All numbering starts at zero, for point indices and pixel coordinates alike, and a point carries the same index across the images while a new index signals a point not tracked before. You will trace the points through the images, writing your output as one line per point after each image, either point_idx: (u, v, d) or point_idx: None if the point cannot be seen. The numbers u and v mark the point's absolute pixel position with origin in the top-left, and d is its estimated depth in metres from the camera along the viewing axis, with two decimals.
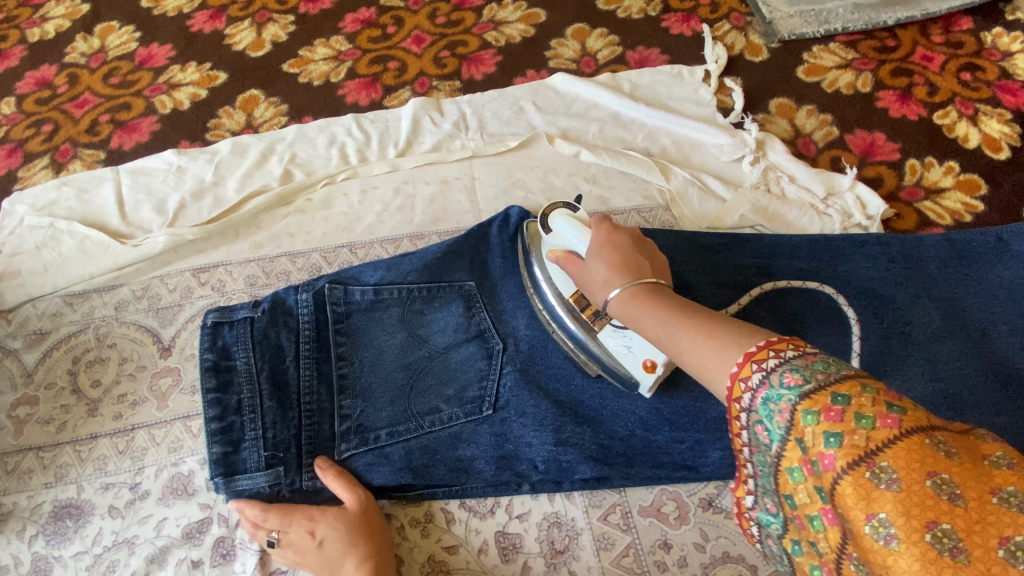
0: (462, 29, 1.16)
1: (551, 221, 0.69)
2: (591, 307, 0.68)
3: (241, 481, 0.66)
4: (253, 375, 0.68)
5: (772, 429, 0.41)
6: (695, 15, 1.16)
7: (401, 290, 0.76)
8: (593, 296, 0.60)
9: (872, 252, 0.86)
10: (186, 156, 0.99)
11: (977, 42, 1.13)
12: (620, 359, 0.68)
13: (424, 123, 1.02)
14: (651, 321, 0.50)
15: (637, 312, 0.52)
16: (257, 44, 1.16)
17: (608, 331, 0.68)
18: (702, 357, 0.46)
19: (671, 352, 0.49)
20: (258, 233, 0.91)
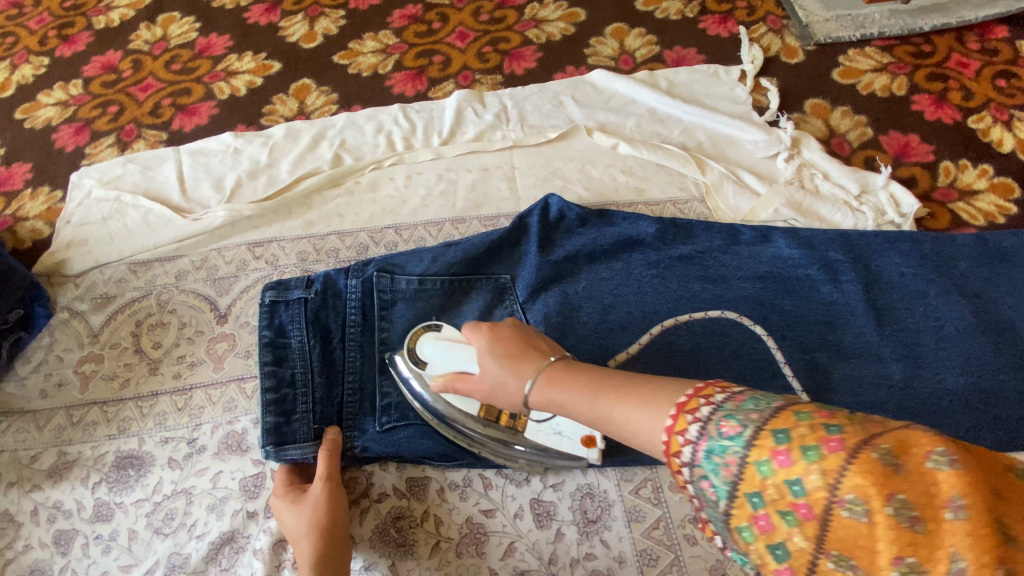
0: (504, 26, 1.21)
1: (421, 351, 0.68)
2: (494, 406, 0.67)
3: (290, 450, 0.70)
4: (304, 354, 0.74)
5: (718, 485, 0.39)
6: (732, 17, 1.19)
7: (441, 281, 0.81)
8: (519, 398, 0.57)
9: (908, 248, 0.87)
10: (243, 139, 1.05)
11: (1013, 50, 1.14)
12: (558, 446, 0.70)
13: (467, 114, 1.07)
14: (577, 397, 0.51)
15: (557, 386, 0.53)
16: (310, 36, 1.22)
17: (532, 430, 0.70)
18: (629, 418, 0.47)
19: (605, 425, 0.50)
20: (309, 212, 0.96)
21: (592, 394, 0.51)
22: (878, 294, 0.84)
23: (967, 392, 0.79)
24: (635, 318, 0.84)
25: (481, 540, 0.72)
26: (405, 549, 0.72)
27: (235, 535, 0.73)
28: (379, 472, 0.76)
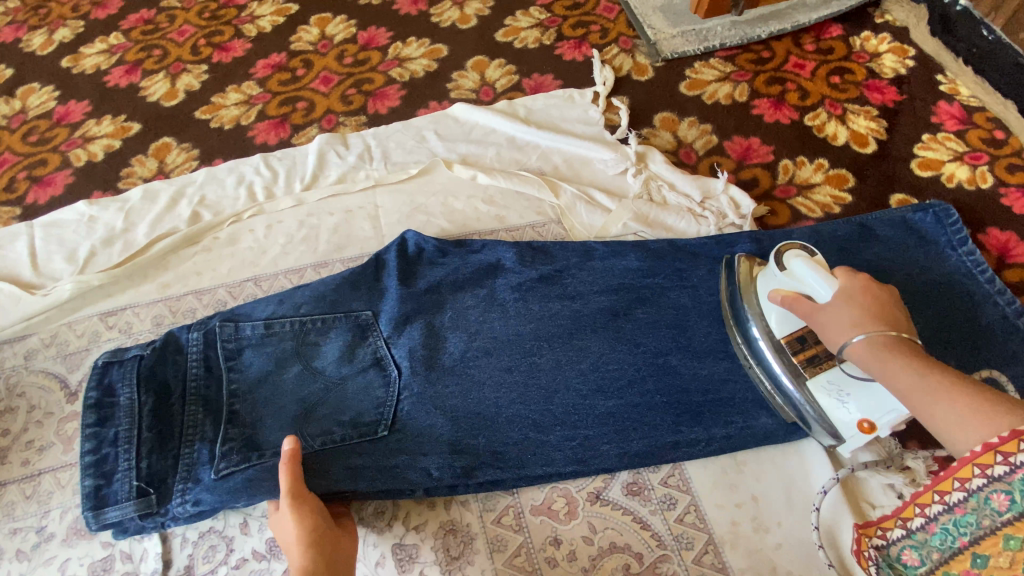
0: (368, 67, 1.23)
1: (785, 259, 0.67)
2: (806, 354, 0.67)
3: (109, 512, 0.68)
4: (133, 415, 0.71)
5: (1013, 504, 0.44)
6: (586, 41, 1.25)
7: (291, 324, 0.79)
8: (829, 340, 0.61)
9: (751, 241, 0.88)
10: (97, 205, 1.03)
11: (846, 48, 1.22)
12: (831, 412, 0.67)
13: (329, 157, 1.07)
14: (894, 369, 0.54)
15: (894, 359, 0.54)
16: (171, 94, 1.21)
17: (821, 383, 0.67)
18: (950, 415, 0.50)
19: (904, 401, 0.53)
20: (165, 273, 0.95)
21: (926, 380, 0.52)
22: None
23: None
24: (499, 337, 0.79)
25: None
26: None
27: None
28: (239, 536, 0.74)
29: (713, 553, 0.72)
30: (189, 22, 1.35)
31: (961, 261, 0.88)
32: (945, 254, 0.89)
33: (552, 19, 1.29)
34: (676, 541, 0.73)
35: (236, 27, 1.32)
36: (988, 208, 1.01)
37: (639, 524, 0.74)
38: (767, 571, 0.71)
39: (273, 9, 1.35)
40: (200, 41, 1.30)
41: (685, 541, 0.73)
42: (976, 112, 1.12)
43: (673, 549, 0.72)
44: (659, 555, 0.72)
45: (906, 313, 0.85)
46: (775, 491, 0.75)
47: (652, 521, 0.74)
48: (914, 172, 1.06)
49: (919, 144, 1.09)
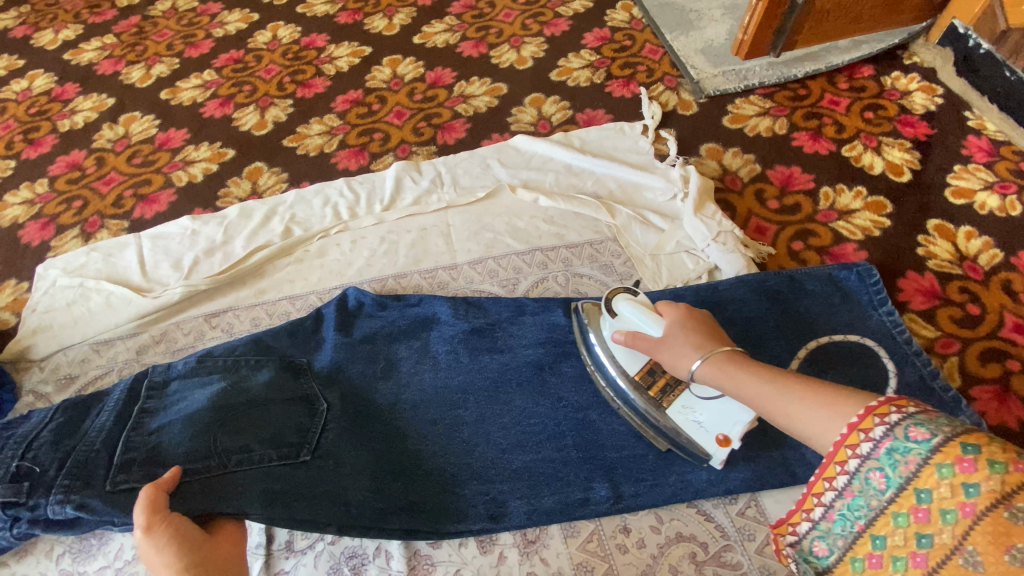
0: (436, 103, 1.36)
1: (615, 305, 0.77)
2: (658, 384, 0.76)
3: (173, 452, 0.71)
4: (205, 394, 0.74)
5: (891, 477, 0.50)
6: (634, 80, 1.37)
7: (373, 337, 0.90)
8: (677, 366, 0.69)
9: (785, 279, 0.96)
10: (200, 220, 1.15)
11: (878, 86, 1.32)
12: (690, 433, 0.76)
13: (405, 182, 1.18)
14: (743, 381, 0.62)
15: (747, 372, 0.62)
16: (260, 124, 1.35)
17: (677, 411, 0.76)
18: (810, 414, 0.57)
19: (761, 407, 0.61)
20: (261, 281, 1.05)
21: (769, 383, 0.61)
22: (776, 311, 0.93)
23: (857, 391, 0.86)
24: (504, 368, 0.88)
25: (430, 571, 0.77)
26: None
27: None
28: None
29: (775, 545, 0.77)
30: (275, 62, 1.51)
31: (882, 320, 0.92)
32: (867, 313, 0.93)
33: (602, 61, 1.42)
34: (739, 533, 0.78)
35: (316, 66, 1.48)
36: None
37: (703, 516, 0.79)
38: None
39: (349, 51, 1.51)
40: (285, 78, 1.46)
41: (747, 533, 0.78)
42: (1003, 146, 1.20)
43: (735, 540, 0.77)
44: (723, 545, 0.77)
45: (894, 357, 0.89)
46: None
47: (715, 513, 0.79)
48: (949, 200, 1.13)
49: (951, 174, 1.16)
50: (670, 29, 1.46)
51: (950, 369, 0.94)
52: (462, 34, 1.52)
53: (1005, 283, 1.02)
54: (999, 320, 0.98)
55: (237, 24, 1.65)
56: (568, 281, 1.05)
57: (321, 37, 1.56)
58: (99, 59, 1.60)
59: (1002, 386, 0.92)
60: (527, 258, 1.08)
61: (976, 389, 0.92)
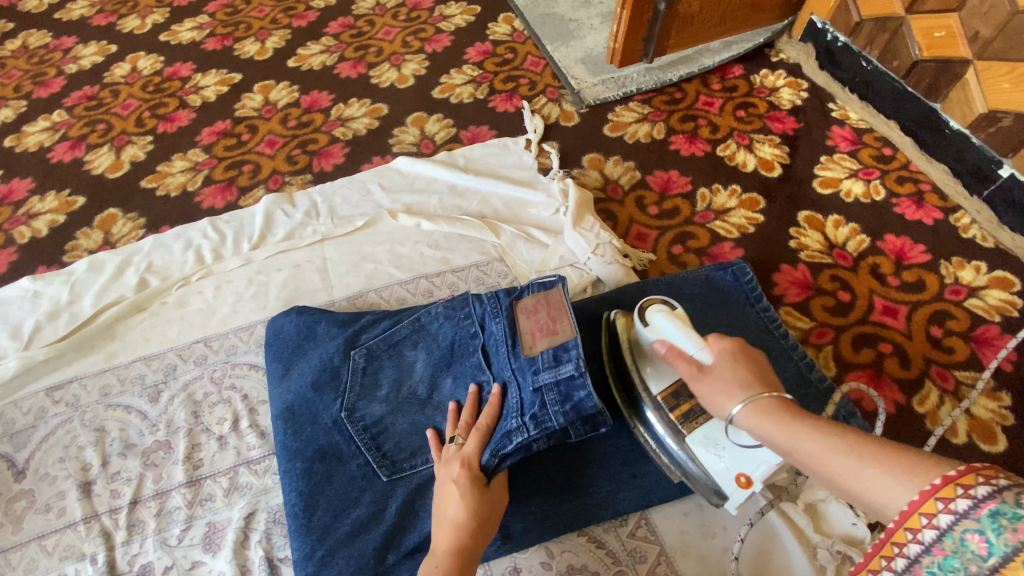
0: (312, 129, 1.29)
1: (648, 315, 0.65)
2: (681, 409, 0.65)
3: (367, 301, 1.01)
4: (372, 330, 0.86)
5: (995, 543, 0.35)
6: (517, 93, 1.36)
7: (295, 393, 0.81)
8: (713, 409, 0.56)
9: (664, 285, 0.96)
10: (42, 280, 1.03)
11: (748, 85, 1.36)
12: (710, 467, 0.64)
13: (277, 217, 1.10)
14: (794, 432, 0.49)
15: (794, 423, 0.50)
16: (116, 165, 1.24)
17: (696, 440, 0.64)
18: (882, 482, 0.42)
19: (811, 464, 0.48)
20: (113, 342, 0.95)
21: (816, 437, 0.48)
22: None
23: None
24: (395, 401, 0.78)
25: None
26: None
27: None
28: None
29: (665, 564, 0.76)
30: (133, 96, 1.39)
31: (759, 317, 0.93)
32: (746, 311, 0.94)
33: (484, 75, 1.40)
34: (631, 556, 0.76)
35: (180, 98, 1.37)
36: (884, 218, 1.13)
37: (594, 543, 0.77)
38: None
39: (217, 79, 1.41)
40: (145, 113, 1.34)
41: (638, 555, 0.76)
42: (865, 134, 1.26)
43: (628, 565, 0.76)
44: (616, 572, 0.76)
45: (779, 353, 0.89)
46: None
47: (606, 539, 0.78)
48: (817, 190, 1.17)
49: (818, 166, 1.21)
50: (551, 39, 1.45)
51: (825, 359, 0.97)
52: (340, 55, 1.46)
53: (871, 267, 1.07)
54: (869, 304, 1.02)
55: (92, 58, 1.51)
56: None
57: (185, 66, 1.45)
58: None
59: (876, 369, 0.95)
60: (411, 287, 1.03)
61: (851, 374, 0.95)
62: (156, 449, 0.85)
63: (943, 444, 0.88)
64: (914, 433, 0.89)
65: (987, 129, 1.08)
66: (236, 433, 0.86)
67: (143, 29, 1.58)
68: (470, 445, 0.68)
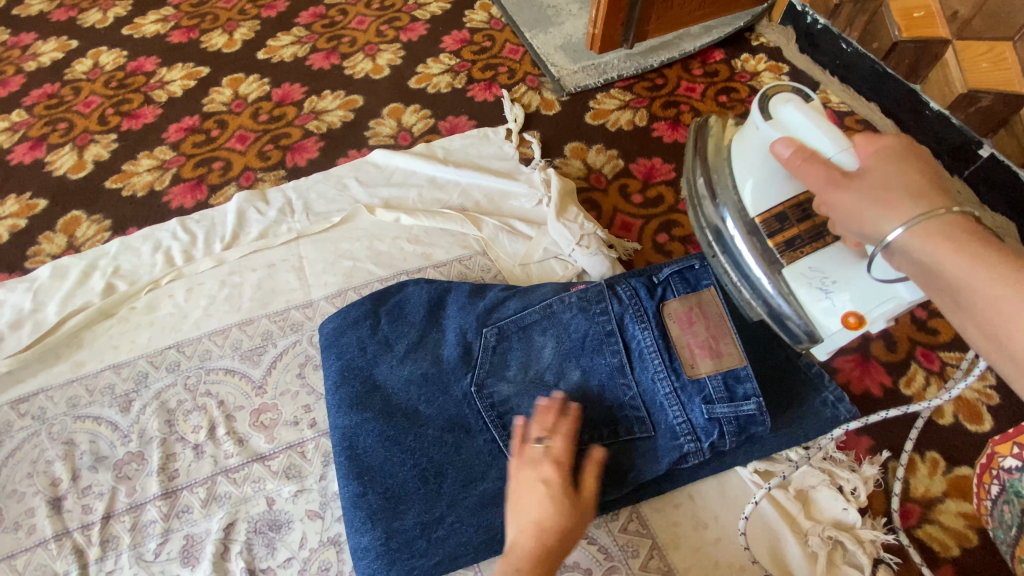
0: (284, 122, 1.25)
1: (773, 106, 0.51)
2: (785, 236, 0.52)
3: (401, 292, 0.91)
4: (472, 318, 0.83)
5: None
6: (496, 82, 1.32)
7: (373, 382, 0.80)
8: (856, 222, 0.46)
9: None
10: (2, 288, 0.98)
11: (729, 69, 1.35)
12: (809, 301, 0.52)
13: (249, 215, 1.06)
14: (974, 273, 0.40)
15: (975, 262, 0.40)
16: (79, 166, 1.18)
17: (802, 271, 0.52)
18: None
19: (969, 309, 0.41)
20: (80, 351, 0.91)
21: (1009, 284, 0.39)
22: None
23: None
24: (523, 387, 0.77)
25: None
26: None
27: None
28: None
29: (658, 558, 0.75)
30: (96, 93, 1.33)
31: None
32: None
33: (461, 64, 1.36)
34: (622, 551, 0.75)
35: (145, 93, 1.32)
36: None
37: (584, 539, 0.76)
38: (710, 567, 0.74)
39: (183, 73, 1.36)
40: (108, 110, 1.29)
41: (630, 549, 0.75)
42: (847, 117, 1.25)
43: (620, 560, 0.75)
44: (608, 567, 0.74)
45: None
46: (710, 486, 0.79)
47: (597, 534, 0.76)
48: None
49: None
50: (529, 27, 1.42)
51: None
52: (311, 46, 1.41)
53: None
54: None
55: (52, 54, 1.44)
56: None
57: (150, 61, 1.40)
58: None
59: (863, 353, 0.94)
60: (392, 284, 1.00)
61: (839, 359, 0.93)
62: (128, 461, 0.82)
63: (930, 425, 0.85)
64: (901, 415, 0.86)
65: (967, 108, 1.07)
66: (212, 441, 0.83)
67: (104, 23, 1.51)
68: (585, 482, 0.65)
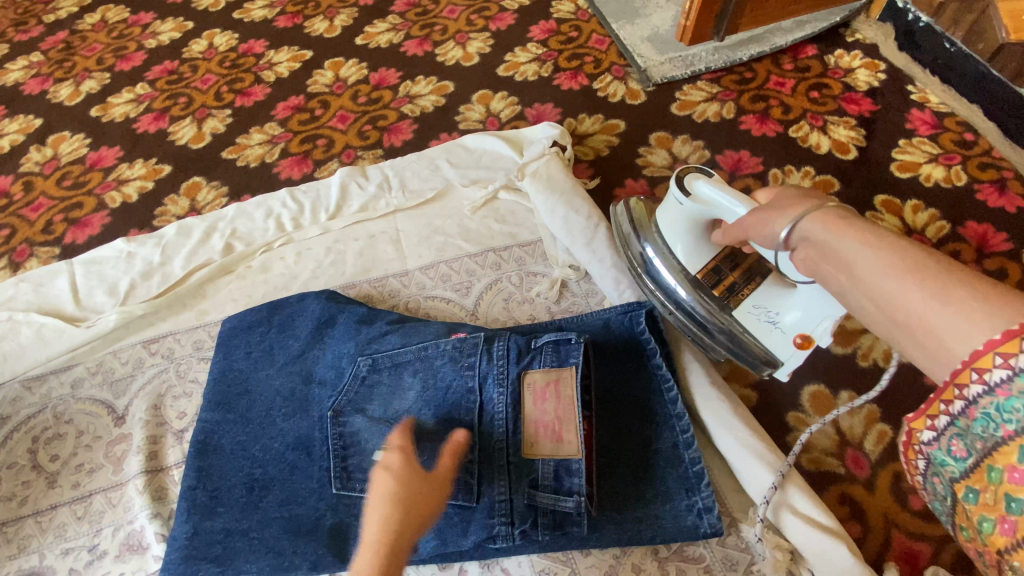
0: (381, 105, 1.33)
1: (690, 185, 0.77)
2: (726, 283, 0.81)
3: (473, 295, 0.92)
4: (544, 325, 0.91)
5: None
6: (582, 71, 1.35)
7: (454, 341, 0.80)
8: (761, 233, 0.60)
9: None
10: (135, 242, 1.09)
11: (822, 65, 1.32)
12: (763, 332, 0.78)
13: (351, 188, 1.14)
14: (847, 245, 0.48)
15: (847, 239, 0.48)
16: (198, 137, 1.30)
17: (748, 309, 0.79)
18: (907, 296, 0.42)
19: (848, 276, 0.48)
20: (203, 301, 1.01)
21: (871, 250, 0.46)
22: None
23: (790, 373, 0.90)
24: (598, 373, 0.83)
25: None
26: None
27: None
28: None
29: (735, 534, 0.78)
30: (212, 71, 1.45)
31: None
32: None
33: (549, 53, 1.40)
34: None
35: (255, 73, 1.43)
36: (967, 204, 1.08)
37: None
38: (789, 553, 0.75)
39: (289, 55, 1.46)
40: (222, 88, 1.40)
41: None
42: (947, 117, 1.21)
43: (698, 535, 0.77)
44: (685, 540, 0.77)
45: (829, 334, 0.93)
46: None
47: None
48: (894, 174, 1.14)
49: (896, 149, 1.17)
50: (616, 18, 1.43)
51: None
52: (406, 33, 1.48)
53: (952, 254, 1.03)
54: None
55: (171, 34, 1.58)
56: (523, 280, 1.03)
57: (259, 43, 1.50)
58: (25, 78, 1.52)
59: None
60: (480, 260, 1.05)
61: None
62: None
63: None
64: None
65: None
66: None
67: (217, 7, 1.63)
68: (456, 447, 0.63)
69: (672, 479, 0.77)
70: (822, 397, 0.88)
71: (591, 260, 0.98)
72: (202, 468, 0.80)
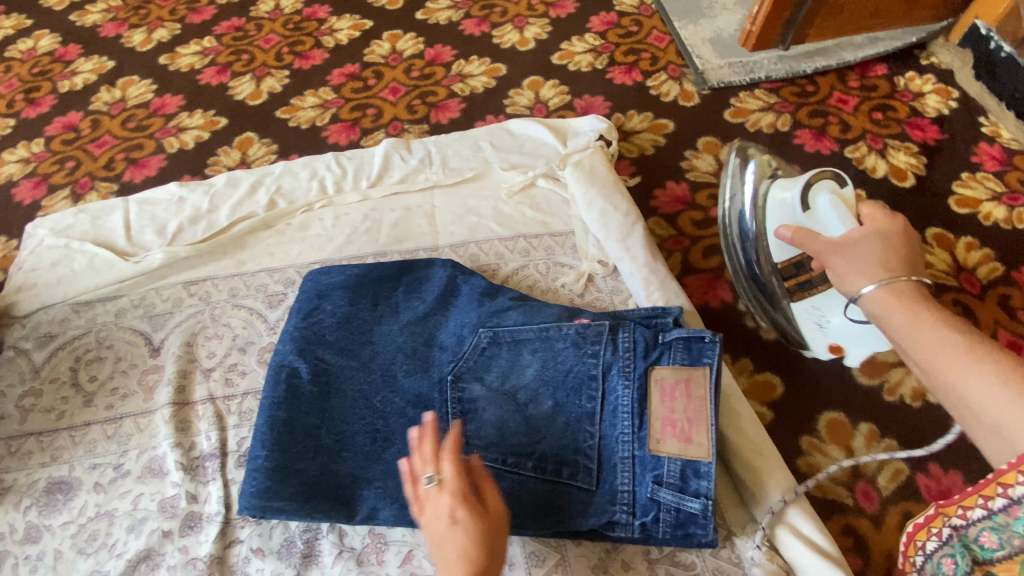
0: (433, 81, 1.34)
1: None
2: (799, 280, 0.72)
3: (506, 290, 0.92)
4: None
5: None
6: (637, 67, 1.33)
7: (578, 326, 0.80)
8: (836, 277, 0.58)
9: None
10: (186, 187, 1.14)
11: (890, 85, 1.27)
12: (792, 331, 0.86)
13: (394, 159, 1.16)
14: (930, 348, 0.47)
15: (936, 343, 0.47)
16: (255, 94, 1.35)
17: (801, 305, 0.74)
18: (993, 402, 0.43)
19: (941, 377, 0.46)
20: (242, 252, 1.06)
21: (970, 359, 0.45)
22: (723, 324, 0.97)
23: (804, 395, 0.89)
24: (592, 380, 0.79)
25: (382, 548, 0.78)
26: (309, 560, 0.78)
27: (151, 552, 0.79)
28: None
29: (729, 548, 0.76)
30: (275, 32, 1.49)
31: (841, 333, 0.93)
32: None
33: (606, 45, 1.38)
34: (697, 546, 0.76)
35: (315, 38, 1.46)
36: None
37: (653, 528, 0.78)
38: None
39: (350, 24, 1.49)
40: (283, 49, 1.44)
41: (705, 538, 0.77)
42: (1018, 155, 1.14)
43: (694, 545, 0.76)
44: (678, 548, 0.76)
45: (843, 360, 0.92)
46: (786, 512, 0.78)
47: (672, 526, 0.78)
48: (951, 209, 1.08)
49: (957, 182, 1.11)
50: (679, 16, 1.40)
51: None
52: (465, 12, 1.49)
53: (1001, 298, 0.98)
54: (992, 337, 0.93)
55: None
56: (550, 269, 1.03)
57: (322, 9, 1.54)
58: (103, 21, 1.60)
59: None
60: (511, 245, 1.06)
61: None
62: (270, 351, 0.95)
63: None
64: None
65: None
66: None
67: None
68: (446, 480, 0.60)
69: (663, 507, 0.70)
70: (839, 426, 0.86)
71: (622, 257, 0.98)
72: (290, 405, 0.79)
